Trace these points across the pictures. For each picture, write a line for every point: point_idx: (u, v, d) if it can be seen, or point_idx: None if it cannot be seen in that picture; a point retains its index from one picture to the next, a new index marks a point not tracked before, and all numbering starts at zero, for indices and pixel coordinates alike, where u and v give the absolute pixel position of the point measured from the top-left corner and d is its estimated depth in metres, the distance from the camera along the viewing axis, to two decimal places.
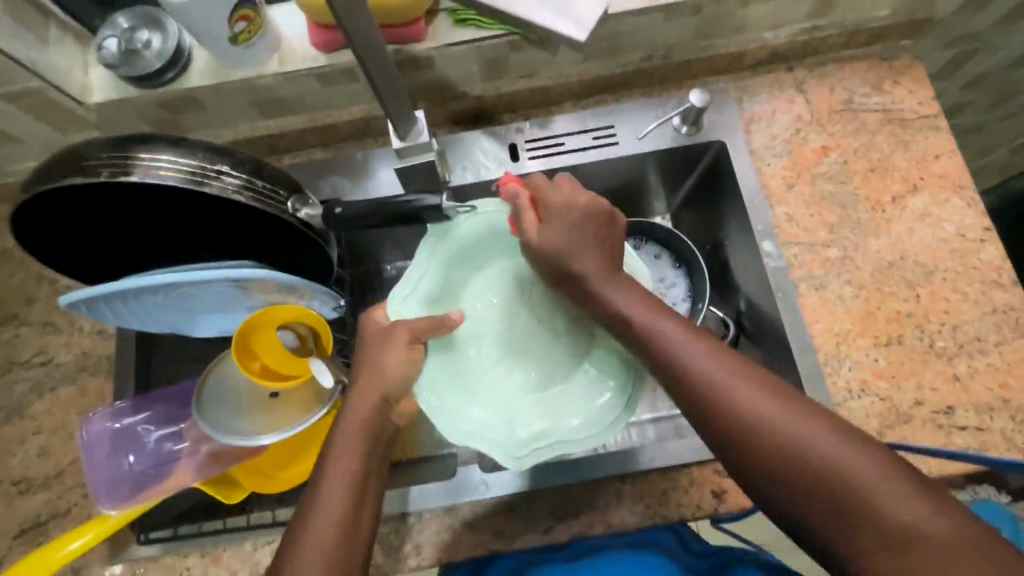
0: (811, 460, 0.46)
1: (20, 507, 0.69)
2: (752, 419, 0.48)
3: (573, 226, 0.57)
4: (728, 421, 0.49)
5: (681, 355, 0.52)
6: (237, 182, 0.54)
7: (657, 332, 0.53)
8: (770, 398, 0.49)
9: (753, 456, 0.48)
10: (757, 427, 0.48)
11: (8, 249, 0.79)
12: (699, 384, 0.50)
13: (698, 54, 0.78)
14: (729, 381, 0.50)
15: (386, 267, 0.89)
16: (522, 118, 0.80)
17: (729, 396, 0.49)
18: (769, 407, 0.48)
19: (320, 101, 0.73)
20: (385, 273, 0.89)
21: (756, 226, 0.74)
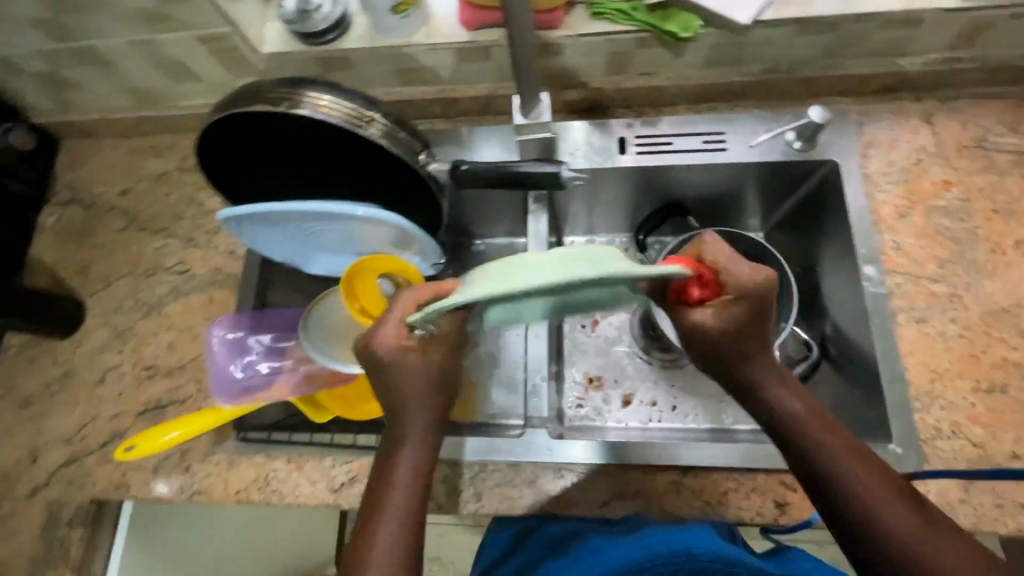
0: None
1: (145, 389, 0.80)
2: (894, 528, 0.48)
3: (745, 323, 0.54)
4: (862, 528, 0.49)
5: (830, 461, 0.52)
6: (384, 130, 0.61)
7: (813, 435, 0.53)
8: (902, 505, 0.50)
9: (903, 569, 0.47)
10: (901, 538, 0.48)
11: (167, 171, 0.91)
12: (837, 487, 0.51)
13: (825, 72, 0.77)
14: (873, 493, 0.50)
15: (475, 242, 0.95)
16: (633, 115, 0.83)
17: (866, 502, 0.50)
18: (900, 513, 0.49)
19: (453, 75, 0.80)
20: (473, 247, 0.95)
21: (859, 249, 0.73)
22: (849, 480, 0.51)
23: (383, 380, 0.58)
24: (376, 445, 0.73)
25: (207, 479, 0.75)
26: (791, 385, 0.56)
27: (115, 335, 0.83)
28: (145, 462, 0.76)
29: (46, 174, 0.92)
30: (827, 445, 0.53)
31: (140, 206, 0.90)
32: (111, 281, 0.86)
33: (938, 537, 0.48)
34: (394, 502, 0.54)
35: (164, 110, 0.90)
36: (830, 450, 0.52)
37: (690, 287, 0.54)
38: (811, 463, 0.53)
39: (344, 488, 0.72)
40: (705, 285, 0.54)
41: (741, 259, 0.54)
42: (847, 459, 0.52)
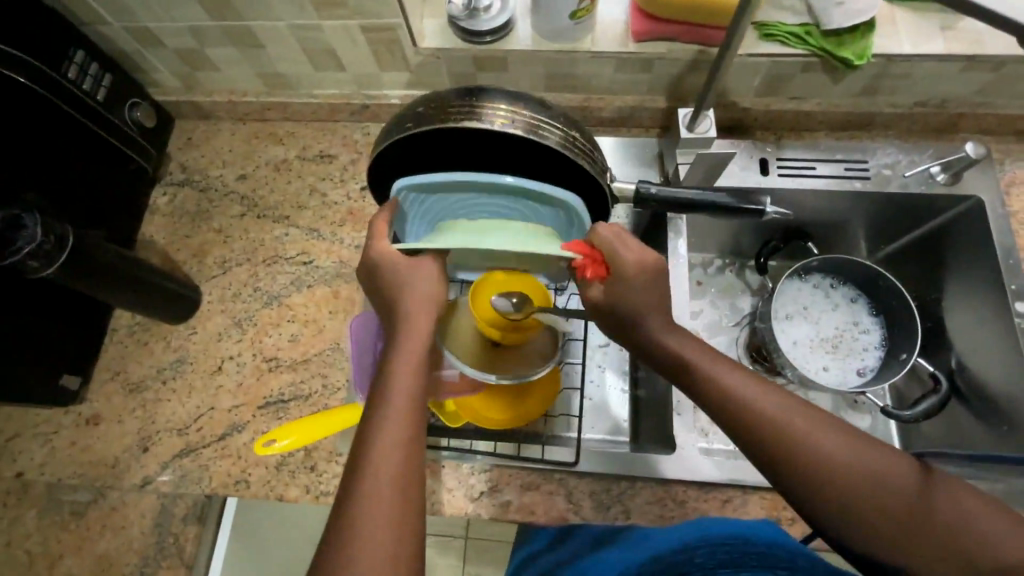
0: (893, 497, 0.47)
1: (267, 382, 0.76)
2: (835, 471, 0.48)
3: (647, 282, 0.56)
4: (800, 478, 0.48)
5: (753, 402, 0.51)
6: (578, 147, 0.60)
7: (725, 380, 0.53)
8: (835, 451, 0.48)
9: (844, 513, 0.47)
10: (841, 482, 0.47)
11: (288, 159, 0.89)
12: (782, 439, 0.49)
13: (973, 109, 0.78)
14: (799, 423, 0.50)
15: None
16: (772, 138, 0.83)
17: (804, 454, 0.49)
18: (844, 461, 0.48)
19: (603, 84, 0.80)
20: None
21: (1011, 285, 0.75)
22: (794, 429, 0.49)
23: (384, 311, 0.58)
24: (518, 455, 0.70)
25: (335, 480, 0.71)
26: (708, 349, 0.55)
27: (233, 322, 0.80)
28: (268, 459, 0.73)
29: (162, 153, 0.89)
30: (756, 397, 0.51)
31: (259, 193, 0.88)
32: (227, 267, 0.83)
33: (855, 448, 0.49)
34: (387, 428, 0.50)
35: (294, 98, 0.88)
36: (763, 408, 0.50)
37: (584, 268, 0.57)
38: (745, 428, 0.51)
39: (484, 497, 0.69)
40: (598, 264, 0.57)
41: (626, 238, 0.56)
42: (785, 411, 0.50)
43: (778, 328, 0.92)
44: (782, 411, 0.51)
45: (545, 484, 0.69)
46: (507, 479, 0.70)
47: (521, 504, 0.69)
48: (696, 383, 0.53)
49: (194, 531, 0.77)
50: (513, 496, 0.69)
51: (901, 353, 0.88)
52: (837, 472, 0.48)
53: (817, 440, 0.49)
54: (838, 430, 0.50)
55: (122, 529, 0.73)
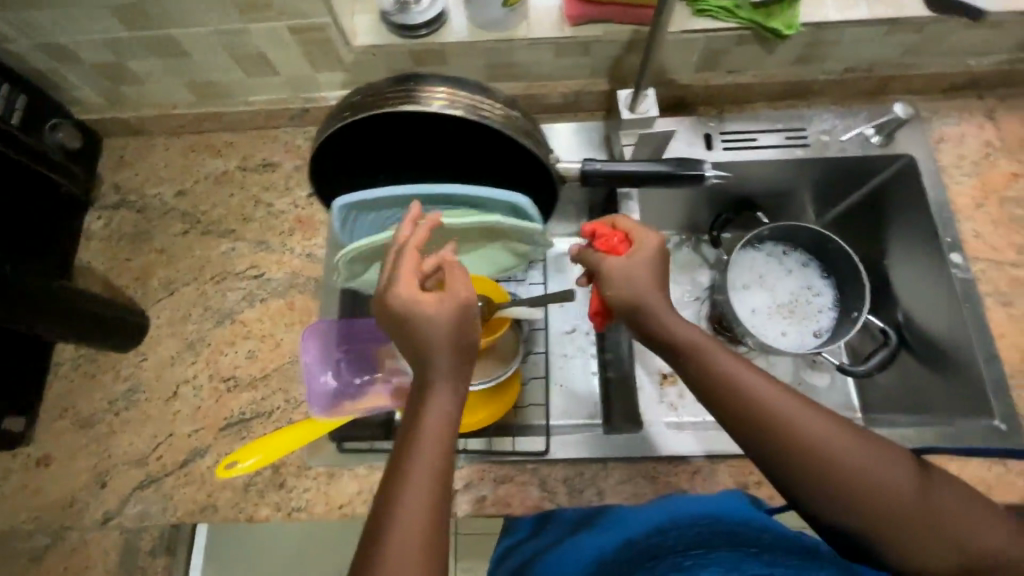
0: (907, 505, 0.47)
1: (226, 402, 0.74)
2: (847, 471, 0.48)
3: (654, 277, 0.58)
4: (812, 474, 0.49)
5: (771, 406, 0.50)
6: (520, 127, 0.59)
7: (744, 382, 0.51)
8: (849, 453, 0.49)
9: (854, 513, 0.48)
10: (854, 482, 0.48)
11: (229, 171, 0.86)
12: (803, 444, 0.49)
13: (900, 71, 0.81)
14: (817, 428, 0.49)
15: None
16: (714, 113, 0.85)
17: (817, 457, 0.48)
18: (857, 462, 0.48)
19: (543, 71, 0.80)
20: None
21: (944, 238, 0.77)
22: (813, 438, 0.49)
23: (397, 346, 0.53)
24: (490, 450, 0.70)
25: (305, 494, 0.70)
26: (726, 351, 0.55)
27: (185, 345, 0.77)
28: (234, 480, 0.71)
29: (93, 175, 0.85)
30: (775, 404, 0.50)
31: (201, 209, 0.84)
32: (174, 288, 0.80)
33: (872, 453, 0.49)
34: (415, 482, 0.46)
35: (228, 107, 0.85)
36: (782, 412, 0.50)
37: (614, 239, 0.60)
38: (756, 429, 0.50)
39: (457, 495, 0.69)
40: (623, 241, 0.61)
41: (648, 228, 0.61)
42: (800, 415, 0.50)
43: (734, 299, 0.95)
44: (801, 416, 0.50)
45: (518, 475, 0.69)
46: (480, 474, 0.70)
47: (496, 497, 0.69)
48: (715, 382, 0.52)
49: (165, 563, 0.75)
50: (487, 491, 0.69)
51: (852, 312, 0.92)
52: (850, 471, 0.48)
53: (831, 441, 0.49)
54: (851, 430, 0.50)
55: (86, 569, 0.70)
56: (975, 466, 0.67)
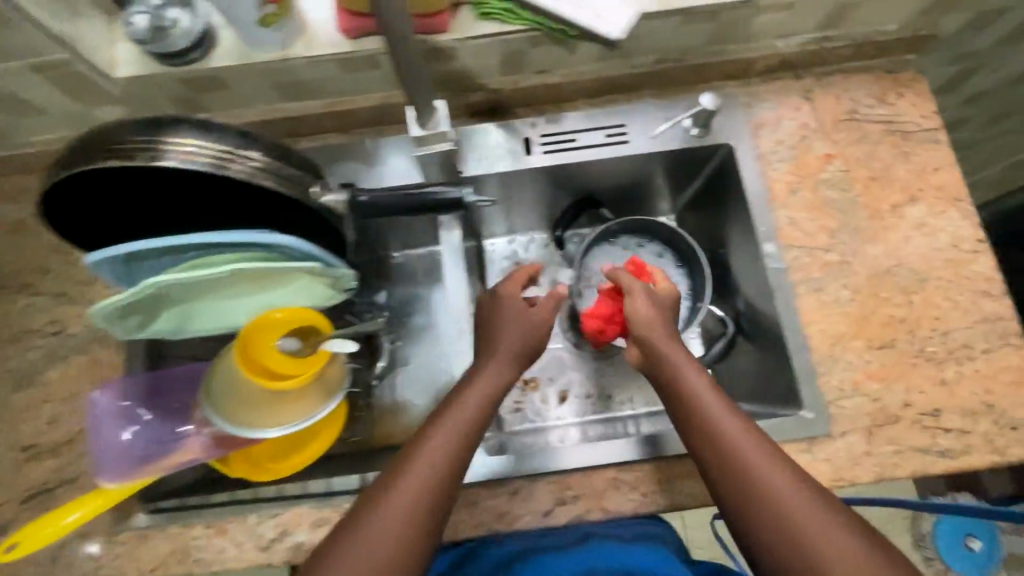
0: (827, 553, 0.49)
1: (27, 473, 0.70)
2: (781, 501, 0.52)
3: (658, 316, 0.68)
4: (729, 475, 0.55)
5: (724, 425, 0.58)
6: (265, 167, 0.55)
7: (709, 403, 0.59)
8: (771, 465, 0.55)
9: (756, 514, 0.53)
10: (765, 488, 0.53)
11: (21, 218, 0.79)
12: (742, 466, 0.55)
13: (711, 58, 0.79)
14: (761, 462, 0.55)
15: (393, 255, 1.04)
16: (536, 114, 0.82)
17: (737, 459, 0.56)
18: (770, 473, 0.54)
19: (340, 87, 0.75)
20: (393, 260, 1.04)
21: (759, 228, 0.77)
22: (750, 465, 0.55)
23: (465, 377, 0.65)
24: (306, 492, 0.69)
25: (116, 561, 0.67)
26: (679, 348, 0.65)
27: None
28: (40, 555, 0.68)
29: None
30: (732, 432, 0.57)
31: None
32: None
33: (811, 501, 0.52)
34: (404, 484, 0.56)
35: (8, 149, 0.78)
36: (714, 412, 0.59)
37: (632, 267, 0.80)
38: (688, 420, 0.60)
39: (275, 544, 0.67)
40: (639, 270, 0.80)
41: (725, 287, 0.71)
42: (754, 451, 0.56)
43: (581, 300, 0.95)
44: (753, 448, 0.56)
45: (337, 517, 0.68)
46: (298, 520, 0.68)
47: (314, 541, 0.67)
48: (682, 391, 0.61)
49: None
50: (305, 536, 0.68)
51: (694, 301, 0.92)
52: (765, 479, 0.54)
53: (776, 480, 0.54)
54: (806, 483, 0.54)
55: None
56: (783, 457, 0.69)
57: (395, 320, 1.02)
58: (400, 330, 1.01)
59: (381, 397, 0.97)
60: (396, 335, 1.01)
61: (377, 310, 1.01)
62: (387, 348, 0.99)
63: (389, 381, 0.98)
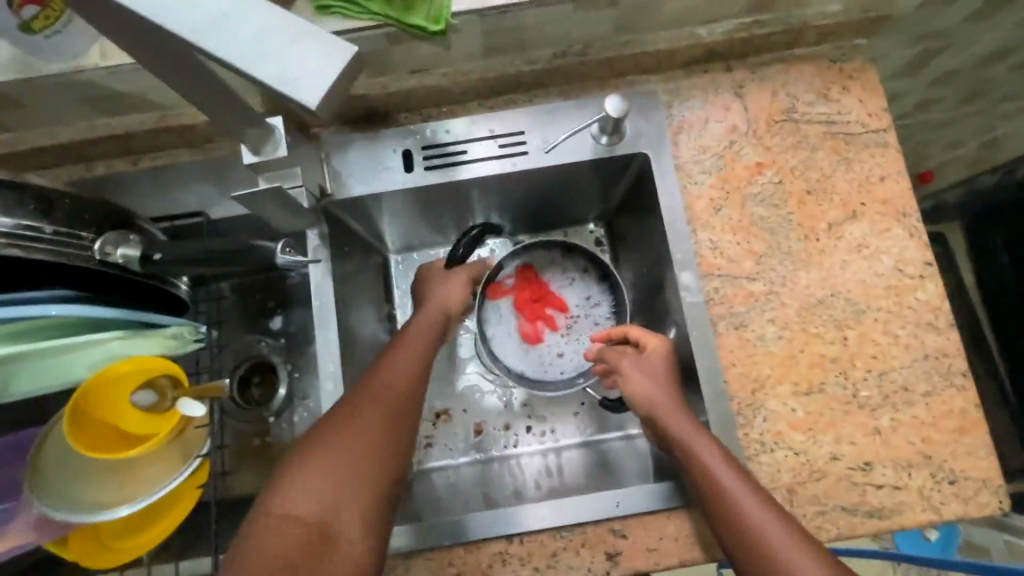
0: None
1: None
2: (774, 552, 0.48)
3: (650, 369, 0.64)
4: (732, 533, 0.51)
5: (715, 477, 0.53)
6: (12, 233, 0.45)
7: (698, 447, 0.56)
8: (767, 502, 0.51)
9: (750, 555, 0.49)
10: (760, 527, 0.50)
11: None
12: (735, 516, 0.51)
13: (621, 50, 0.66)
14: (755, 513, 0.51)
15: (289, 274, 0.91)
16: (419, 120, 0.70)
17: (723, 492, 0.52)
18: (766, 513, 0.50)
19: (168, 97, 0.62)
20: (290, 279, 0.91)
21: (675, 254, 0.66)
22: (742, 517, 0.51)
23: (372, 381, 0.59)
24: None
25: None
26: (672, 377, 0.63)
27: None
28: None
29: None
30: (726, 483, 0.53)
31: None
32: None
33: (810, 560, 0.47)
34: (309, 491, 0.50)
35: None
36: (699, 446, 0.56)
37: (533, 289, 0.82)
38: (674, 445, 0.58)
39: None
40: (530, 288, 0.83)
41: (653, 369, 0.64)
42: (749, 503, 0.51)
43: (499, 352, 0.82)
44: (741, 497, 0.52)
45: None
46: None
47: None
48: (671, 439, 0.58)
49: None
50: None
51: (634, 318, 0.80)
52: (761, 537, 0.49)
53: (773, 536, 0.49)
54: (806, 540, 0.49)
55: None
56: (693, 522, 0.60)
57: (294, 347, 0.91)
58: (301, 358, 0.90)
59: (278, 437, 0.86)
60: (296, 364, 0.90)
61: (273, 337, 0.90)
62: (286, 379, 0.89)
63: (287, 417, 0.87)
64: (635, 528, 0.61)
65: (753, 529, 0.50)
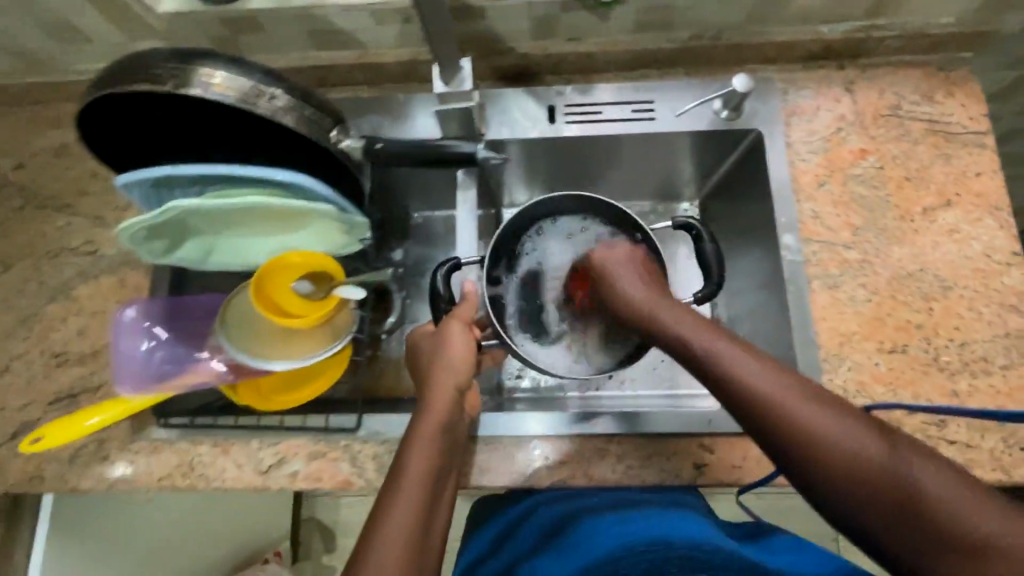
0: (874, 471, 0.47)
1: (56, 377, 0.75)
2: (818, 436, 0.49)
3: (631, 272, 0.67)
4: (776, 430, 0.51)
5: (742, 374, 0.53)
6: (286, 107, 0.56)
7: (715, 347, 0.55)
8: (784, 379, 0.52)
9: (798, 453, 0.50)
10: (788, 409, 0.51)
11: (67, 143, 0.84)
12: (773, 414, 0.51)
13: (750, 38, 0.77)
14: (790, 400, 0.51)
15: (413, 215, 1.03)
16: (564, 83, 0.81)
17: (752, 388, 0.52)
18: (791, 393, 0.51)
19: (372, 38, 0.76)
20: (412, 220, 1.04)
21: (779, 218, 0.75)
22: (778, 408, 0.51)
23: (404, 447, 0.60)
24: (304, 425, 0.72)
25: (128, 467, 0.72)
26: (645, 277, 0.66)
27: (19, 321, 0.78)
28: (63, 452, 0.73)
29: None
30: (756, 380, 0.52)
31: (37, 183, 0.83)
32: (9, 264, 0.80)
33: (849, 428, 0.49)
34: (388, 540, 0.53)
35: (59, 75, 0.83)
36: (711, 342, 0.56)
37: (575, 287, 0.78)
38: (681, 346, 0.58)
39: (272, 470, 0.71)
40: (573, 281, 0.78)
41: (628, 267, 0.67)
42: (777, 387, 0.52)
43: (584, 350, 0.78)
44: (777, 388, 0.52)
45: (331, 451, 0.71)
46: (295, 449, 0.72)
47: (308, 472, 0.71)
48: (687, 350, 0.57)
49: None
50: (300, 465, 0.71)
51: (634, 232, 0.76)
52: (803, 423, 0.50)
53: (814, 420, 0.50)
54: (836, 408, 0.51)
55: None
56: None
57: (408, 279, 1.01)
58: (413, 288, 1.01)
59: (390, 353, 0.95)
60: (408, 292, 1.01)
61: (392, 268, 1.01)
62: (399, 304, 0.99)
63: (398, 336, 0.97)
64: (721, 446, 0.69)
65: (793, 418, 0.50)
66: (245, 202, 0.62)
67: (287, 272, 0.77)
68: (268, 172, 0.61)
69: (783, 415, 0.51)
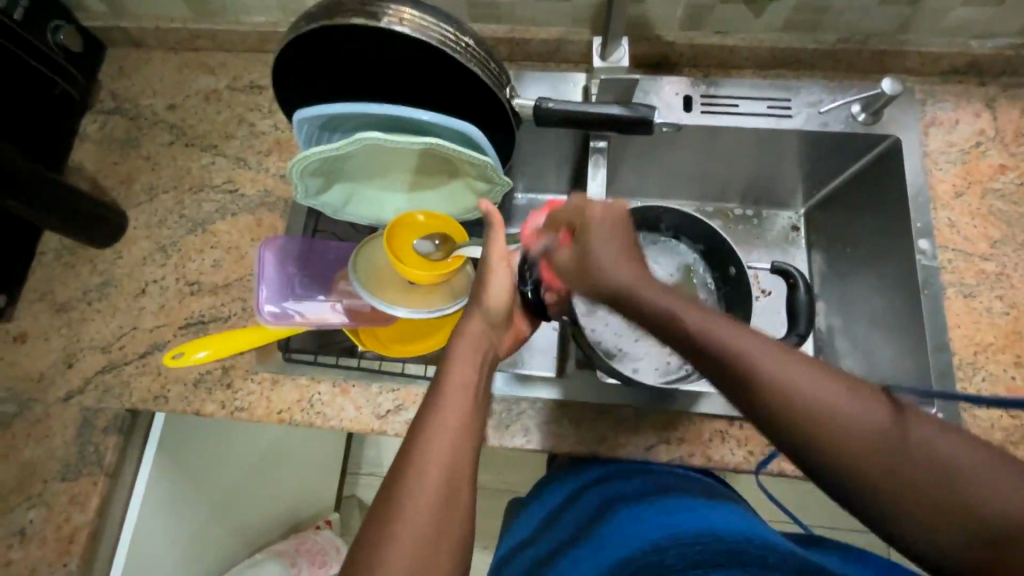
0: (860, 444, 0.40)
1: (189, 304, 0.78)
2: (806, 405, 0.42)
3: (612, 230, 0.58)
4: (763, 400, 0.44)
5: (726, 341, 0.46)
6: (475, 56, 0.59)
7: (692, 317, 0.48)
8: (771, 345, 0.45)
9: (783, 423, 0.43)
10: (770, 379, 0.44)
11: (217, 88, 0.89)
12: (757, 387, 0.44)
13: (894, 47, 0.79)
14: (778, 369, 0.44)
15: (517, 196, 0.95)
16: (699, 75, 0.83)
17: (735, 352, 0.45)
18: (783, 364, 0.44)
19: (528, 13, 0.80)
20: (515, 201, 0.95)
21: (915, 223, 0.75)
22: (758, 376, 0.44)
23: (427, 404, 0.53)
24: (426, 375, 0.74)
25: (249, 397, 0.74)
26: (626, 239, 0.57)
27: (157, 248, 0.82)
28: (186, 376, 0.75)
29: (91, 81, 0.89)
30: (747, 350, 0.45)
31: (188, 122, 0.87)
32: (154, 194, 0.84)
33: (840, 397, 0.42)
34: (412, 513, 0.46)
35: (223, 25, 0.88)
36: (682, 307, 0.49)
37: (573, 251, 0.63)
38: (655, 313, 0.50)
39: (390, 415, 0.73)
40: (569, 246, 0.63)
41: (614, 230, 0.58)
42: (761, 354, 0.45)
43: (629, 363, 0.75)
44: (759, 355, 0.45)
45: None
46: (414, 398, 0.73)
47: None
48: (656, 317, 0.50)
49: (116, 443, 0.74)
50: None
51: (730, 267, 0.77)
52: (789, 395, 0.43)
53: (804, 388, 0.43)
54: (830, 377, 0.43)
55: (45, 438, 0.74)
56: None
57: None
58: None
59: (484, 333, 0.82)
60: None
61: None
62: None
63: None
64: None
65: (778, 387, 0.43)
66: (414, 140, 0.63)
67: (412, 230, 0.76)
68: (441, 119, 0.64)
69: (791, 400, 0.43)
